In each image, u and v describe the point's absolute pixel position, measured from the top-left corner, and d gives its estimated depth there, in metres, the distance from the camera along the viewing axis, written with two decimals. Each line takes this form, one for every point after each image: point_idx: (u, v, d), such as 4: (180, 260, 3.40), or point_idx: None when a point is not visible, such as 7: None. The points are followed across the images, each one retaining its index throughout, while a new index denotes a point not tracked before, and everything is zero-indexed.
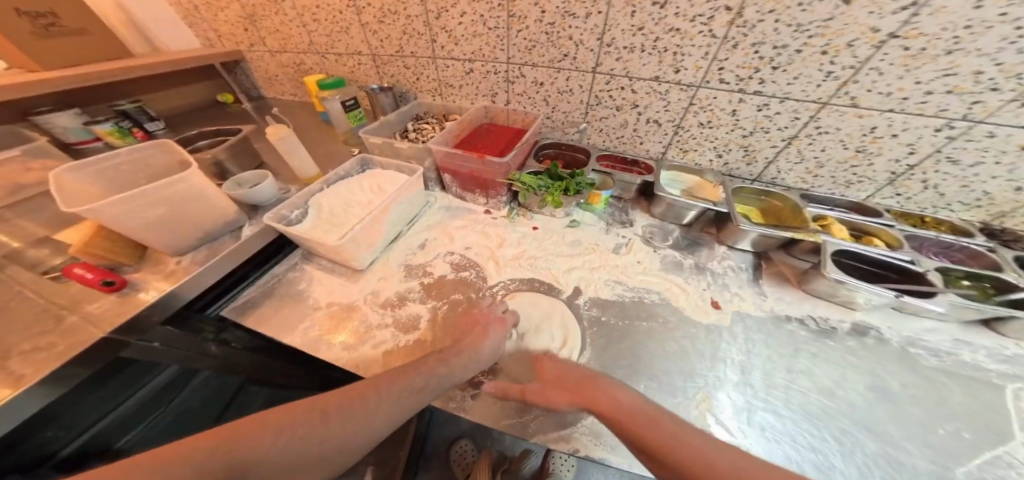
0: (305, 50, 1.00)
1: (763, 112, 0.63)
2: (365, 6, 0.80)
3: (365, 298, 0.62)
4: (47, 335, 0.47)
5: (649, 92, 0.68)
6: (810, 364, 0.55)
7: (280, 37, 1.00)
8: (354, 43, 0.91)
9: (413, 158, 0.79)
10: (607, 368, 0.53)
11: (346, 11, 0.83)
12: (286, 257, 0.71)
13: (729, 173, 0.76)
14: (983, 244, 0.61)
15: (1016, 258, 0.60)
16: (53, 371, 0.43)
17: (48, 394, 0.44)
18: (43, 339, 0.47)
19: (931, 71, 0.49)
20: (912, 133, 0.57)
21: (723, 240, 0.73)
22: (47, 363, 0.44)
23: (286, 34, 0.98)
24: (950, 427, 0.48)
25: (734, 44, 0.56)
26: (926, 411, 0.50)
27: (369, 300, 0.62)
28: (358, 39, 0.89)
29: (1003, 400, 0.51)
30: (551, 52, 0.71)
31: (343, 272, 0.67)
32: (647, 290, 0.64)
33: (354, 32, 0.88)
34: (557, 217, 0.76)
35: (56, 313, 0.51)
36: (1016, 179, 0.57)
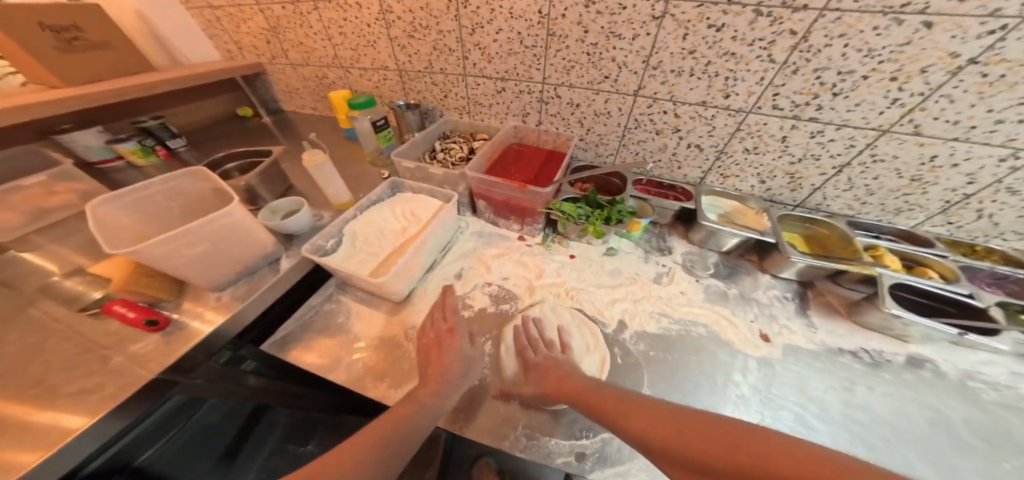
0: (329, 63, 0.99)
1: (816, 139, 0.61)
2: (396, 20, 0.78)
3: (406, 333, 0.61)
4: (93, 377, 0.46)
5: (694, 117, 0.67)
6: (866, 398, 0.54)
7: (303, 50, 0.99)
8: (381, 57, 0.89)
9: (446, 183, 0.77)
10: None
11: (374, 25, 0.81)
12: (323, 286, 0.70)
13: (771, 198, 0.75)
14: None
15: None
16: (105, 416, 0.42)
17: (98, 440, 0.43)
18: (90, 381, 0.46)
19: (1006, 99, 0.47)
20: (975, 163, 0.55)
21: (766, 269, 0.71)
22: (96, 408, 0.43)
23: (309, 47, 0.96)
24: (1017, 463, 0.47)
25: (794, 69, 0.55)
26: (990, 445, 0.48)
27: (411, 335, 0.60)
28: (385, 53, 0.87)
29: None
30: (592, 74, 0.69)
31: (381, 304, 0.66)
32: (693, 323, 0.62)
33: (382, 46, 0.86)
34: (595, 245, 0.74)
35: (100, 353, 0.49)
36: None
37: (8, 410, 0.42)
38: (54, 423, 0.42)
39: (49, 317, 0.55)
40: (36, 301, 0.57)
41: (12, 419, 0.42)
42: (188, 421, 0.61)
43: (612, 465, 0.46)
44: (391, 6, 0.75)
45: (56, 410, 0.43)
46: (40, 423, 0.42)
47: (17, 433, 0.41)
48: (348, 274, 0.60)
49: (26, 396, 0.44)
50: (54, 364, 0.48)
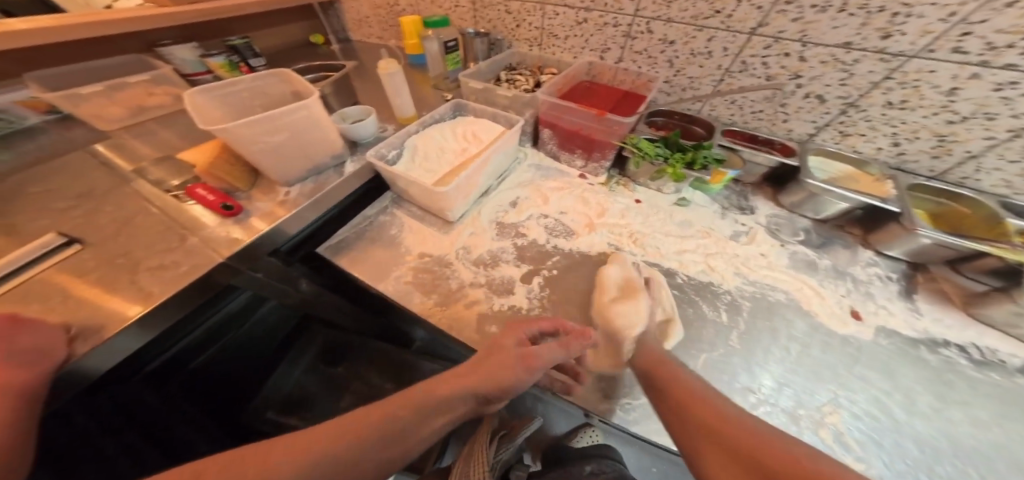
0: None
1: (1001, 94, 0.48)
2: None
3: (456, 253, 0.60)
4: (172, 254, 0.50)
5: (826, 61, 0.56)
6: (969, 397, 0.43)
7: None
8: None
9: (510, 109, 0.73)
10: (726, 361, 0.46)
11: None
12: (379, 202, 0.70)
13: (899, 166, 0.62)
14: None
15: None
16: (180, 290, 0.46)
17: (172, 311, 0.46)
18: (167, 258, 0.49)
19: None
20: None
21: (870, 244, 0.60)
22: (172, 283, 0.46)
23: None
24: None
25: (1006, 2, 0.41)
26: None
27: (461, 255, 0.59)
28: None
29: None
30: (699, 6, 0.59)
31: (433, 223, 0.65)
32: (773, 288, 0.54)
33: None
34: (665, 194, 0.67)
35: (179, 232, 0.53)
36: None
37: (105, 270, 0.47)
38: (138, 289, 0.45)
39: (139, 195, 0.59)
40: (129, 181, 0.62)
41: (103, 279, 0.46)
42: (237, 330, 0.74)
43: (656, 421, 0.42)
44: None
45: (137, 278, 0.46)
46: (125, 287, 0.45)
47: (108, 290, 0.45)
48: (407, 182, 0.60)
49: (116, 262, 0.48)
50: (142, 236, 0.52)
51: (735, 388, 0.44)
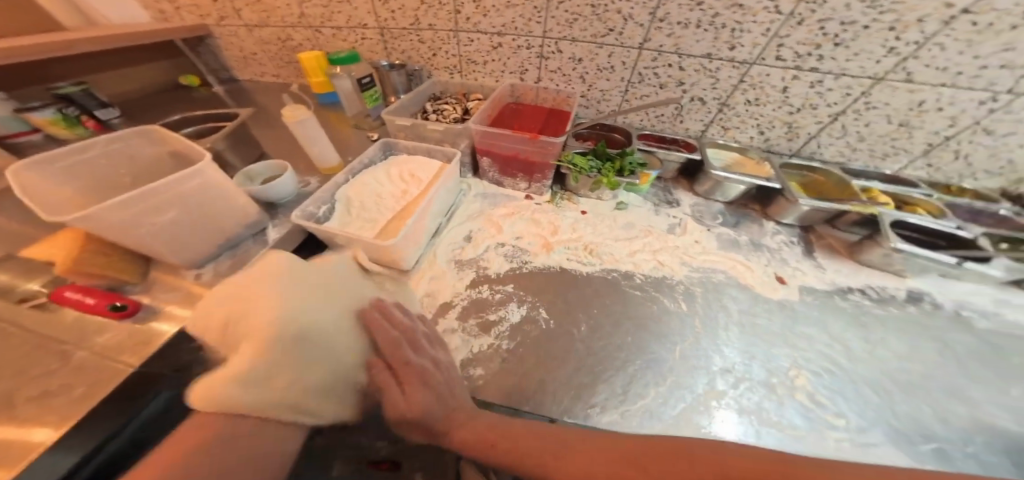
0: (292, 23, 0.85)
1: (815, 89, 0.63)
2: None
3: (421, 301, 0.55)
4: (55, 377, 0.38)
5: (698, 70, 0.66)
6: (883, 334, 0.54)
7: (261, 8, 0.84)
8: (358, 14, 0.76)
9: (445, 142, 0.71)
10: (698, 347, 0.51)
11: None
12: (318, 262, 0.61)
13: (768, 148, 0.76)
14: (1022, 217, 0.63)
15: None
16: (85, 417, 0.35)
17: None
18: (49, 382, 0.38)
19: (989, 46, 0.50)
20: (957, 107, 0.58)
21: (770, 216, 0.72)
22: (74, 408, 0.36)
23: (268, 5, 0.83)
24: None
25: (799, 20, 0.55)
26: (996, 372, 0.50)
27: (427, 303, 0.55)
28: (363, 8, 0.74)
29: None
30: (595, 27, 0.65)
31: (386, 274, 0.60)
32: (713, 270, 0.62)
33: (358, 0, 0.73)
34: (606, 202, 0.72)
35: (60, 350, 0.40)
36: None
37: None
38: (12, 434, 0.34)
39: None
40: None
41: None
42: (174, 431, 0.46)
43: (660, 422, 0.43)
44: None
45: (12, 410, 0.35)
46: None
47: None
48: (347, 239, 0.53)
49: None
50: None
51: (715, 372, 0.48)
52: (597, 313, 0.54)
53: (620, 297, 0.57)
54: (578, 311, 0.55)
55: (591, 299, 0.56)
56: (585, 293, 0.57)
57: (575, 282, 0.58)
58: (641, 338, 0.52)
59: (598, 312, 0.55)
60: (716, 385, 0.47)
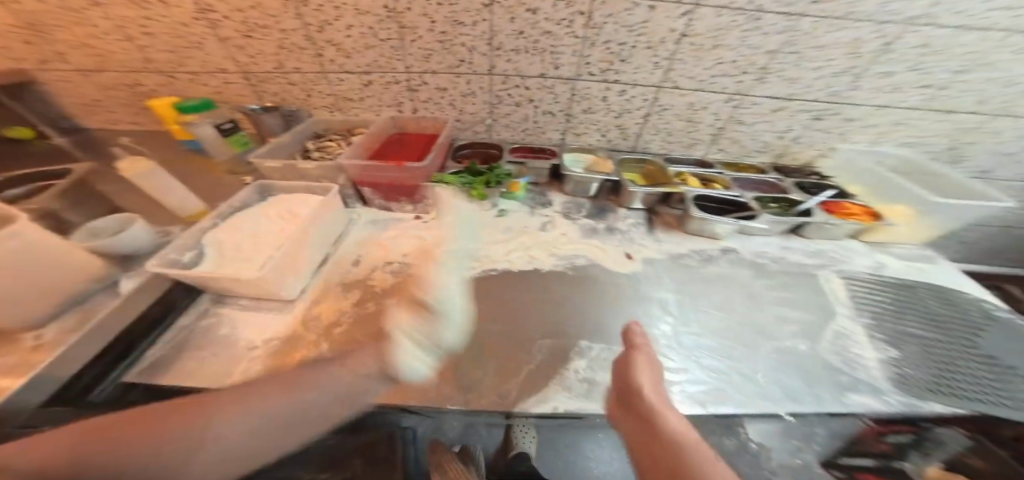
0: (140, 68, 0.80)
1: (624, 96, 0.80)
2: (220, 18, 0.68)
3: (307, 326, 0.53)
4: None
5: (540, 87, 0.80)
6: (703, 286, 0.70)
7: (95, 53, 0.77)
8: (214, 59, 0.75)
9: (323, 179, 0.71)
10: (563, 327, 0.59)
11: (194, 24, 0.69)
12: (193, 308, 0.55)
13: (613, 148, 0.92)
14: (796, 189, 0.83)
15: (795, 183, 0.86)
16: None
17: None
18: None
19: (709, 60, 0.72)
20: (714, 106, 0.80)
21: (621, 203, 0.87)
22: None
23: (103, 50, 0.76)
24: (799, 315, 0.65)
25: (591, 42, 0.71)
26: (780, 304, 0.67)
27: (314, 327, 0.54)
28: (217, 54, 0.74)
29: (819, 285, 0.72)
30: (448, 59, 0.74)
31: (270, 307, 0.55)
32: (577, 255, 0.73)
33: (211, 46, 0.73)
34: (487, 211, 0.81)
35: None
36: (776, 132, 0.83)
37: None
38: None
39: None
40: None
41: None
42: None
43: (532, 396, 0.49)
44: (209, 3, 0.65)
45: None
46: None
47: None
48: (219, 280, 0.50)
49: None
50: None
51: (575, 343, 0.57)
52: (475, 311, 0.60)
53: (494, 291, 0.65)
54: None
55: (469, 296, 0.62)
56: (462, 291, 0.63)
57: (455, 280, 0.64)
58: (518, 332, 0.58)
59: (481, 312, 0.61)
60: (576, 353, 0.55)
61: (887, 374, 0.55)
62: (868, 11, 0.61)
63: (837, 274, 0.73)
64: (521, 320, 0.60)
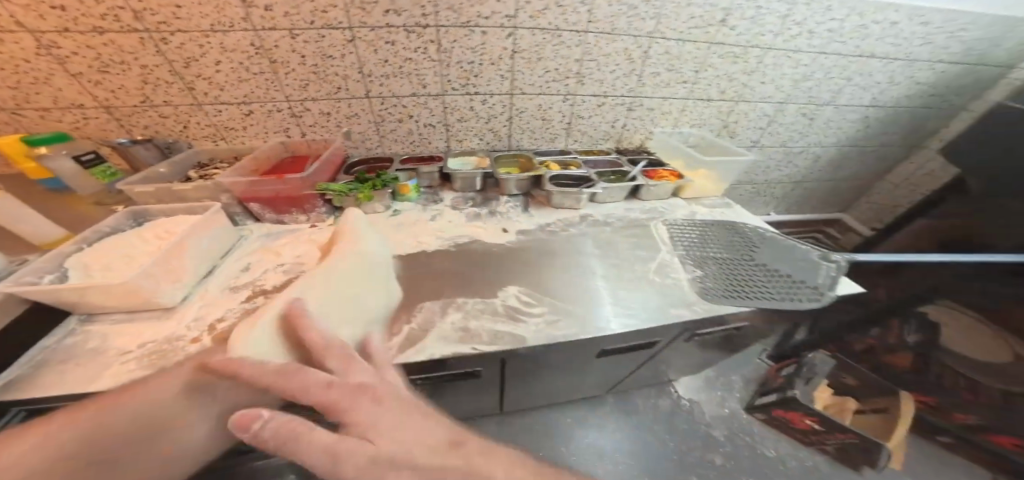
0: None
1: (487, 105, 0.99)
2: (69, 54, 0.69)
3: (188, 327, 0.56)
4: None
5: (415, 104, 0.94)
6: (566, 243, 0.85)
7: None
8: (68, 95, 0.74)
9: (205, 199, 0.74)
10: (442, 293, 0.67)
11: (38, 59, 0.68)
12: (57, 334, 0.54)
13: (493, 149, 1.10)
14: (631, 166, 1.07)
15: (627, 159, 1.13)
16: None
17: None
18: None
19: (540, 73, 0.96)
20: (556, 106, 1.04)
21: (502, 192, 1.01)
22: None
23: None
24: (639, 256, 0.82)
25: (446, 64, 0.88)
26: (627, 247, 0.85)
27: (196, 325, 0.56)
28: (71, 90, 0.73)
29: (656, 232, 0.91)
30: (325, 87, 0.85)
31: (149, 315, 0.58)
32: (462, 236, 0.85)
33: (61, 82, 0.72)
34: (381, 212, 0.90)
35: None
36: (603, 122, 1.12)
37: None
38: None
39: None
40: None
41: None
42: None
43: (408, 343, 0.57)
44: (54, 40, 0.66)
45: None
46: None
47: None
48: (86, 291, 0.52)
49: None
50: None
51: (451, 302, 0.65)
52: None
53: None
54: None
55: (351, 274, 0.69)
56: None
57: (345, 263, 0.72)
58: (406, 304, 0.64)
59: None
60: (454, 308, 0.64)
61: (694, 288, 0.74)
62: (623, 30, 0.92)
63: (660, 222, 0.95)
64: (410, 290, 0.68)
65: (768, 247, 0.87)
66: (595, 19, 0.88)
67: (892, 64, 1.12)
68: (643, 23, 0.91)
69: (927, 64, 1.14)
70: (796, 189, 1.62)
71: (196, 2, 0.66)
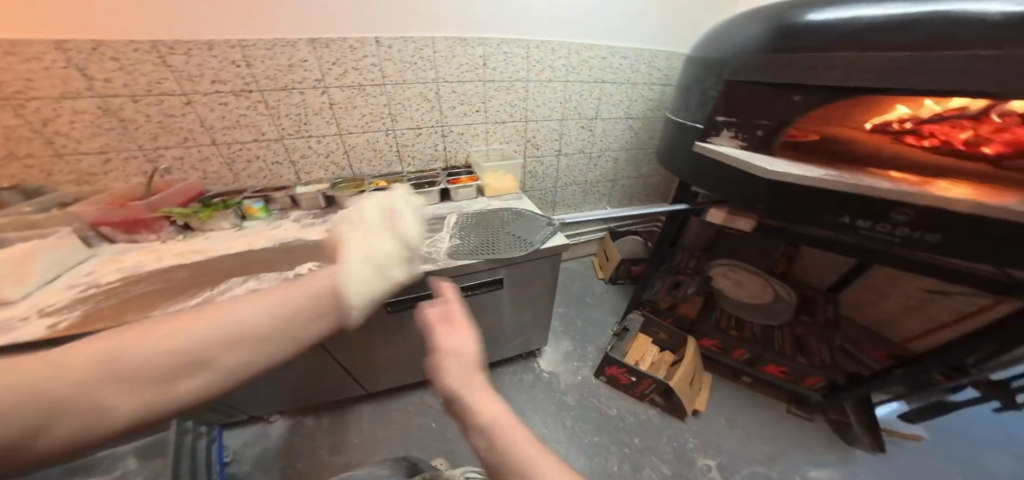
0: None
1: (322, 143, 1.34)
2: None
3: (22, 312, 0.76)
4: None
5: (259, 147, 1.26)
6: None
7: None
8: None
9: (60, 226, 0.97)
10: (251, 272, 0.94)
11: None
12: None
13: (338, 176, 1.44)
14: (441, 179, 1.46)
15: (445, 174, 1.52)
16: None
17: None
18: None
19: (357, 118, 1.33)
20: (378, 139, 1.41)
21: (340, 206, 1.33)
22: None
23: None
24: (420, 235, 1.17)
25: (277, 116, 1.22)
26: None
27: (29, 310, 0.77)
28: None
29: (447, 221, 1.26)
30: (174, 138, 1.15)
31: None
32: (290, 237, 1.13)
33: None
34: (229, 228, 1.15)
35: None
36: (422, 147, 1.51)
37: None
38: None
39: None
40: None
41: None
42: None
43: (204, 301, 0.83)
44: None
45: None
46: None
47: None
48: None
49: None
50: None
51: (256, 276, 0.92)
52: (183, 275, 0.91)
53: (204, 262, 0.97)
54: (169, 276, 0.90)
55: (177, 264, 0.96)
56: (176, 265, 0.95)
57: (174, 262, 0.96)
58: (218, 280, 0.90)
59: (191, 277, 0.91)
60: (253, 279, 0.91)
61: (447, 250, 1.09)
62: (413, 79, 1.33)
63: (456, 213, 1.31)
64: (226, 270, 0.94)
65: (520, 222, 1.26)
66: (387, 74, 1.28)
67: (622, 87, 1.67)
68: (426, 73, 1.33)
69: (645, 86, 1.71)
70: (615, 186, 2.12)
71: (44, 77, 0.96)
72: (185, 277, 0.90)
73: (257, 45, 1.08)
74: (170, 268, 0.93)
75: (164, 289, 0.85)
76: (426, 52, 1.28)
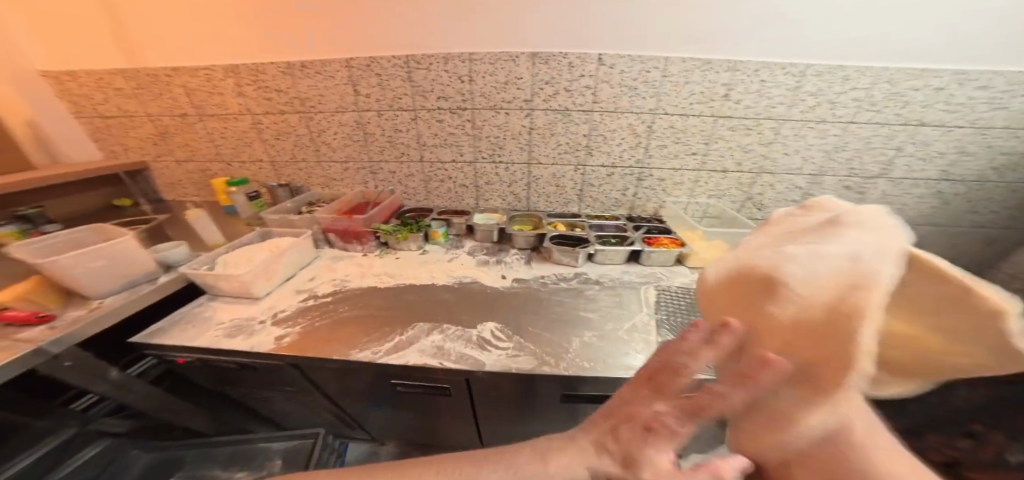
0: (212, 159, 1.29)
1: (510, 171, 1.24)
2: (265, 129, 1.20)
3: (262, 310, 0.82)
4: None
5: (455, 168, 1.24)
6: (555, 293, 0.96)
7: (190, 150, 1.28)
8: (256, 153, 1.26)
9: (303, 226, 1.10)
10: (436, 319, 0.83)
11: (250, 132, 1.22)
12: (196, 302, 0.86)
13: (513, 208, 1.33)
14: (632, 233, 1.16)
15: (633, 225, 1.23)
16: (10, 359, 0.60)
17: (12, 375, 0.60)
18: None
19: (552, 147, 1.18)
20: (566, 173, 1.24)
21: (514, 245, 1.19)
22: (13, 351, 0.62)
23: (195, 147, 1.27)
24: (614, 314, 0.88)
25: (479, 138, 1.18)
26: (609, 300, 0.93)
27: (265, 311, 0.82)
28: (259, 150, 1.25)
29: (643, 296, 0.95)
30: (395, 152, 1.22)
31: (245, 300, 0.86)
32: (467, 277, 1.02)
33: (256, 145, 1.24)
34: (414, 251, 1.14)
35: None
36: (611, 188, 1.26)
37: None
38: None
39: None
40: None
41: None
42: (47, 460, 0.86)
43: (394, 347, 0.73)
44: (260, 119, 1.19)
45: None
46: None
47: None
48: (216, 278, 0.82)
49: None
50: None
51: (443, 329, 0.80)
52: (378, 303, 0.87)
53: (396, 290, 0.93)
54: (368, 299, 0.88)
55: (374, 286, 0.94)
56: (376, 286, 0.94)
57: (373, 284, 0.94)
58: (408, 319, 0.82)
59: (385, 307, 0.86)
60: (439, 331, 0.79)
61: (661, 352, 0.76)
62: (627, 107, 1.10)
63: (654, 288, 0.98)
64: (415, 306, 0.87)
65: None
66: (600, 99, 1.09)
67: (953, 132, 1.04)
68: (643, 100, 1.08)
69: (1004, 132, 1.03)
70: None
71: (327, 95, 1.12)
72: (381, 306, 0.86)
73: (483, 60, 1.04)
74: (366, 290, 0.91)
75: (363, 317, 0.82)
76: (654, 75, 1.03)
